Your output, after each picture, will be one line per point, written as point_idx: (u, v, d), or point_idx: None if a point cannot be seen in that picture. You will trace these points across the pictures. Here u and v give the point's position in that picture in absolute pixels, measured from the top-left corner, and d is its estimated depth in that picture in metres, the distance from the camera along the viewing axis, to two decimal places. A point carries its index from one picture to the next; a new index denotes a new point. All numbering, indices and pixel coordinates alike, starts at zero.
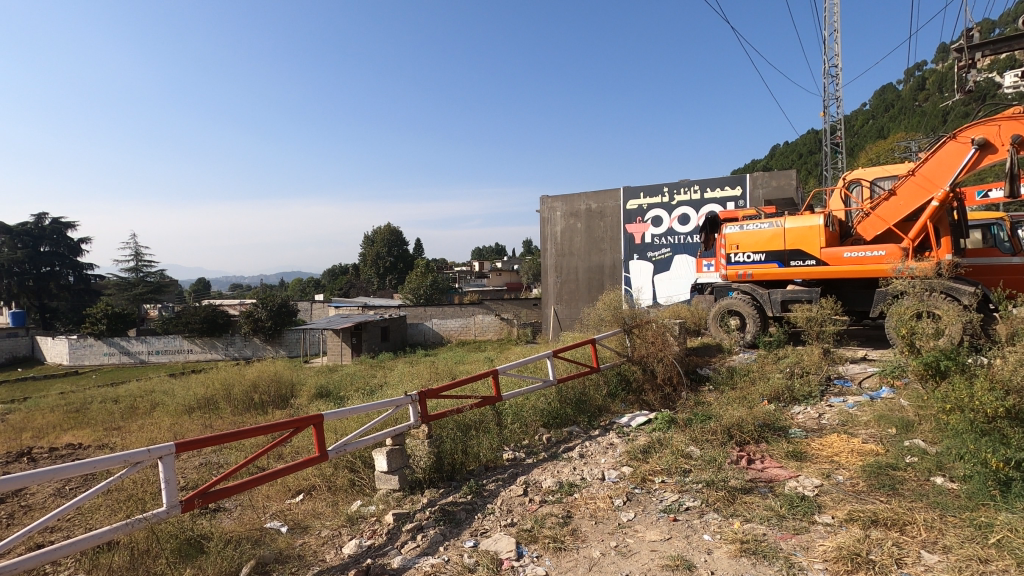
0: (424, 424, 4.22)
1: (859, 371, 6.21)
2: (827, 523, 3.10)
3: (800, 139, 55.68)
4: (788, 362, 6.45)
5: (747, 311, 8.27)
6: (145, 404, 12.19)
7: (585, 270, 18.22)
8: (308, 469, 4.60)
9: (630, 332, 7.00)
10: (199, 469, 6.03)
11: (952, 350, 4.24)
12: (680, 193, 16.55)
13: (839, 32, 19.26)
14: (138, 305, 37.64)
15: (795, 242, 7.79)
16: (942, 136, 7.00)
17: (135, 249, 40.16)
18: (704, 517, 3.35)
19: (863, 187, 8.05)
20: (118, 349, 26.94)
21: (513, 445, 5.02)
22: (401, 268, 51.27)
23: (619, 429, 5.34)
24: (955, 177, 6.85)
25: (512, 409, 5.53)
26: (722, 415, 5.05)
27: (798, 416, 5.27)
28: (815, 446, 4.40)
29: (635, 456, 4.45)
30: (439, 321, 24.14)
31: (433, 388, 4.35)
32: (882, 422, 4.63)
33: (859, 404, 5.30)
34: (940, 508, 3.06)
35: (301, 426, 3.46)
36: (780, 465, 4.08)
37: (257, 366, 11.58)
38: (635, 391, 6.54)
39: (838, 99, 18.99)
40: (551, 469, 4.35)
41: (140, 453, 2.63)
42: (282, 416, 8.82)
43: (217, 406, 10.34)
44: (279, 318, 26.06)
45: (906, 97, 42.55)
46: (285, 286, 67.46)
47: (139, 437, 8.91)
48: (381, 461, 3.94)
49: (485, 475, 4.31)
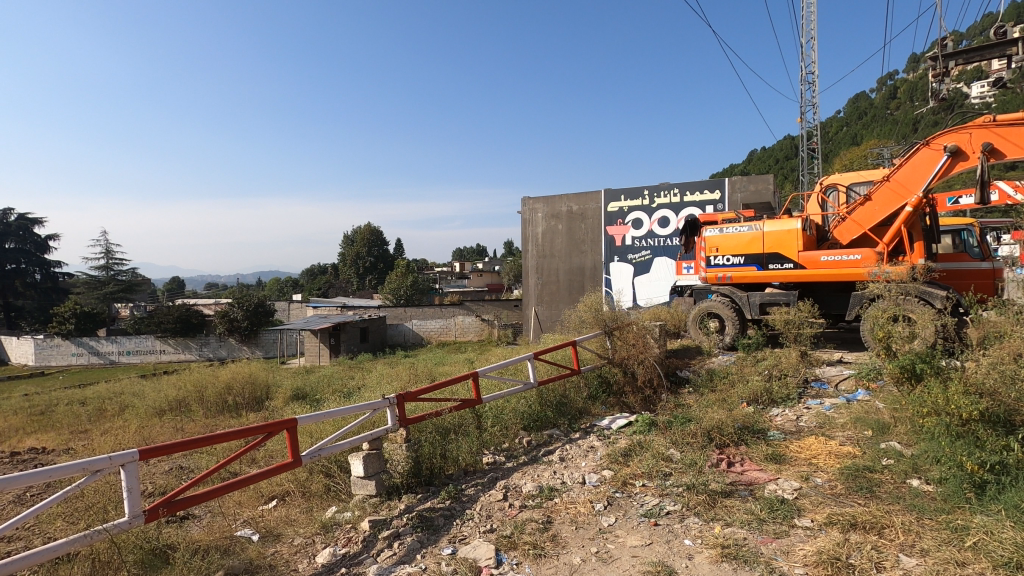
0: (401, 428, 4.14)
1: (836, 374, 6.29)
2: (806, 527, 3.09)
3: (777, 145, 56.73)
4: (766, 364, 6.50)
5: (726, 313, 8.34)
6: (114, 406, 11.82)
7: (565, 272, 18.23)
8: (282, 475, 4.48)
9: (611, 334, 6.99)
10: (168, 476, 5.84)
11: (927, 353, 4.27)
12: (660, 196, 16.66)
13: (816, 40, 19.59)
14: (109, 304, 36.65)
15: (773, 245, 7.87)
16: (917, 143, 7.16)
17: (105, 247, 39.11)
18: (684, 521, 3.33)
19: (839, 192, 8.16)
20: (87, 350, 26.17)
21: (492, 448, 4.95)
22: (381, 269, 50.67)
23: (600, 432, 5.32)
24: (928, 183, 7.01)
25: (492, 413, 5.46)
26: (702, 418, 5.05)
27: (777, 418, 5.30)
28: (794, 449, 4.42)
29: (615, 459, 4.42)
30: (419, 322, 23.92)
31: (412, 391, 4.26)
32: (859, 424, 4.69)
33: (835, 407, 5.35)
34: (916, 511, 3.08)
35: (274, 431, 3.33)
36: (759, 468, 4.08)
37: (230, 368, 11.30)
38: (615, 394, 6.51)
39: (814, 105, 19.27)
40: (531, 473, 4.29)
41: (100, 461, 2.50)
42: (256, 419, 8.62)
43: (189, 408, 10.08)
44: (255, 318, 25.58)
45: (878, 105, 43.57)
46: (261, 285, 66.64)
47: (107, 441, 8.62)
48: (357, 466, 3.85)
49: (463, 480, 4.23)
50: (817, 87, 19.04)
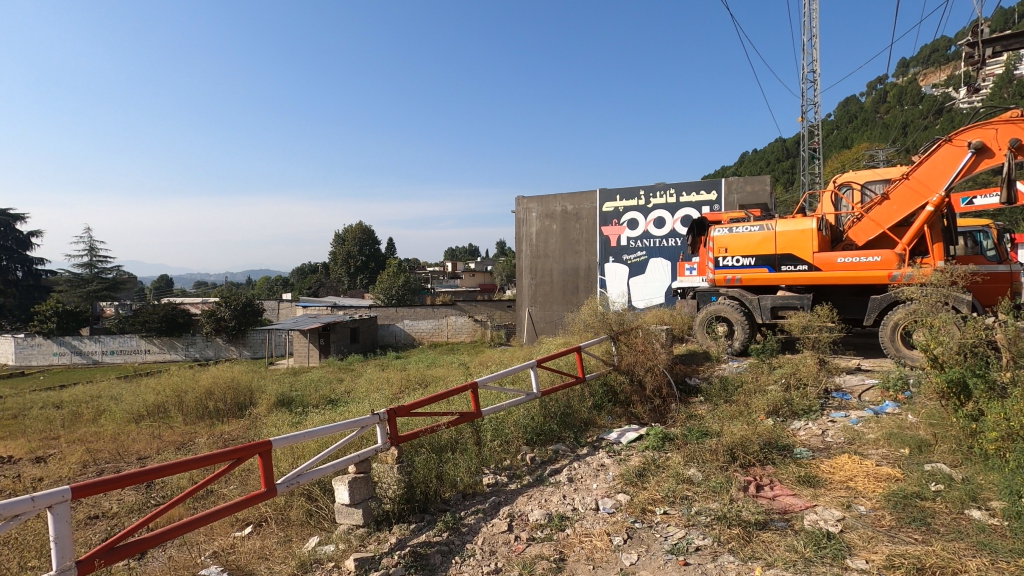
0: (392, 447, 3.69)
1: (857, 384, 5.89)
2: (862, 571, 2.68)
3: (769, 147, 56.85)
4: (783, 372, 6.08)
5: (735, 317, 7.93)
6: (90, 410, 11.26)
7: (560, 272, 17.80)
8: (256, 505, 3.98)
9: (617, 338, 6.57)
10: (137, 494, 5.38)
11: (979, 366, 3.86)
12: (656, 196, 16.27)
13: (818, 37, 19.25)
14: (93, 303, 35.79)
15: (787, 246, 7.47)
16: (938, 139, 6.79)
17: (89, 244, 38.24)
18: (718, 560, 2.89)
19: (854, 190, 7.76)
20: (69, 349, 25.45)
21: (492, 466, 4.51)
22: (372, 268, 50.07)
23: (609, 448, 4.88)
24: (949, 182, 6.64)
25: (492, 425, 5.01)
26: (722, 434, 4.63)
27: (800, 433, 4.88)
28: (827, 469, 4.01)
29: (630, 481, 3.99)
30: (411, 323, 23.42)
31: (404, 404, 3.81)
32: (893, 441, 4.28)
33: (863, 420, 4.94)
34: (989, 552, 2.67)
35: (244, 456, 2.88)
36: (792, 493, 3.66)
37: (212, 371, 10.75)
38: (621, 403, 6.10)
39: (814, 105, 18.94)
40: (537, 497, 3.83)
41: (18, 504, 2.01)
42: (237, 428, 8.11)
43: (168, 414, 9.56)
44: (243, 317, 24.96)
45: (869, 109, 43.76)
46: (251, 283, 65.90)
47: (76, 451, 8.09)
48: (342, 492, 3.39)
49: (462, 506, 3.76)
50: (817, 85, 18.74)
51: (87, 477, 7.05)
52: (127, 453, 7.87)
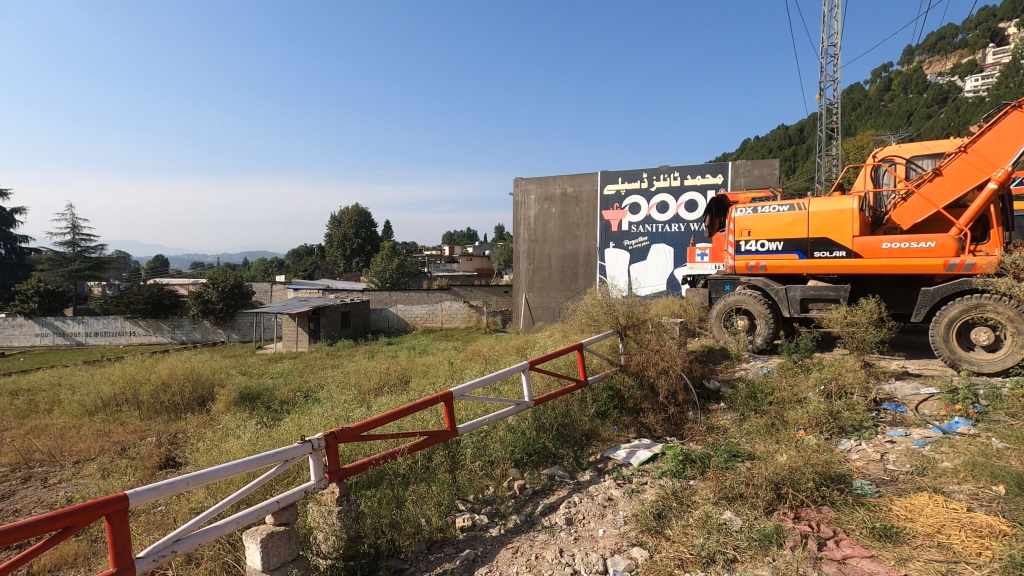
0: (333, 482, 2.76)
1: (912, 394, 4.95)
2: None
3: (771, 133, 55.46)
4: (821, 377, 5.10)
5: (758, 309, 7.01)
6: (47, 401, 10.28)
7: (558, 258, 16.81)
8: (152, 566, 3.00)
9: (623, 335, 5.64)
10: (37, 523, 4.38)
11: None
12: (659, 178, 15.22)
13: (837, 11, 18.15)
14: (77, 283, 34.56)
15: (821, 229, 6.49)
16: (1005, 104, 5.70)
17: (73, 221, 37.04)
18: None
19: (897, 165, 6.68)
20: (52, 330, 24.19)
21: (469, 499, 3.57)
22: (368, 250, 48.79)
23: (617, 471, 3.96)
24: (1017, 155, 5.59)
25: (474, 443, 4.05)
26: (763, 458, 3.65)
27: (853, 457, 3.96)
28: (905, 516, 3.06)
29: (647, 525, 3.05)
30: (405, 308, 22.47)
31: (350, 427, 2.84)
32: (980, 473, 3.34)
33: (931, 442, 4.01)
34: None
35: (78, 524, 1.92)
36: (868, 555, 2.72)
37: (175, 360, 9.76)
38: (630, 411, 5.14)
39: (832, 82, 17.84)
40: (526, 551, 2.89)
41: None
42: (191, 427, 7.14)
43: (124, 409, 8.63)
44: (232, 299, 23.88)
45: (874, 96, 42.70)
46: (245, 266, 64.70)
47: (7, 451, 7.12)
48: (253, 555, 2.42)
49: (424, 566, 2.80)
50: (836, 61, 17.68)
51: (11, 483, 6.09)
52: (65, 455, 6.89)
